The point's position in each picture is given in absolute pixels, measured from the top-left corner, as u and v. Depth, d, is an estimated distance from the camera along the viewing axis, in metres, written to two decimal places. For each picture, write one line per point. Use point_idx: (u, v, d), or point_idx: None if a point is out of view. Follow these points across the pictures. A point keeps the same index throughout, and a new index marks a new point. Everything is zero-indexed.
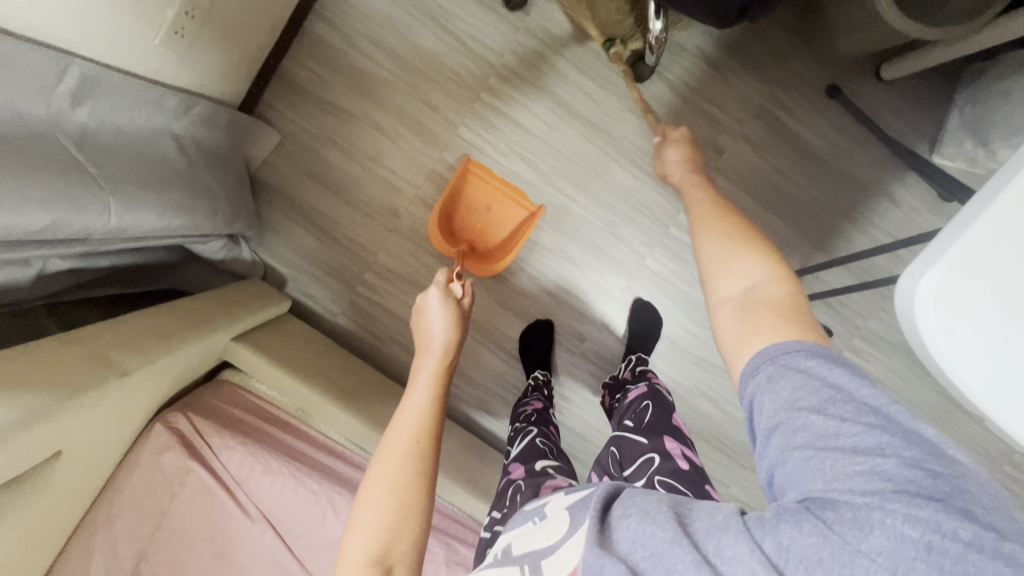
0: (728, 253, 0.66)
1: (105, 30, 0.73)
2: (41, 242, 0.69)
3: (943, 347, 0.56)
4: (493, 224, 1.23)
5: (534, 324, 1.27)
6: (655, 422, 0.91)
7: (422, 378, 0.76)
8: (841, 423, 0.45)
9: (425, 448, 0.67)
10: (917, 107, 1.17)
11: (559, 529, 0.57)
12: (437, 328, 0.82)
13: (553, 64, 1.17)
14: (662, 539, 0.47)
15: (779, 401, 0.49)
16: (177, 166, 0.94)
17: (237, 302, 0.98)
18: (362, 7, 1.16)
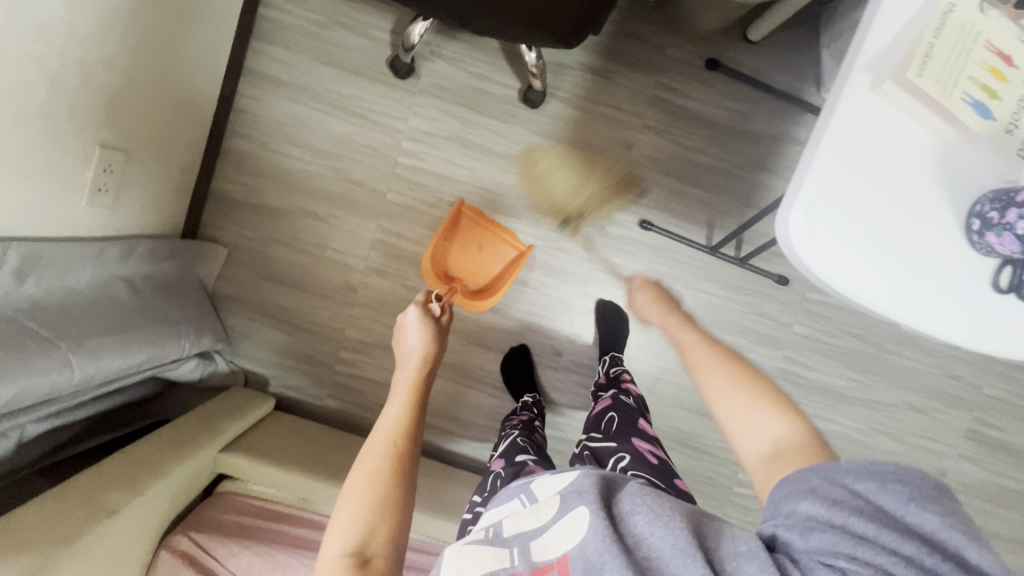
0: (743, 408, 0.67)
1: (27, 207, 0.81)
2: (13, 410, 0.74)
3: (828, 262, 0.60)
4: (485, 263, 1.28)
5: (513, 350, 1.30)
6: (625, 427, 0.93)
7: (403, 385, 0.78)
8: (878, 527, 0.46)
9: (405, 442, 0.69)
10: (793, 56, 1.26)
11: (548, 511, 0.58)
12: (415, 343, 0.86)
13: (455, 114, 1.26)
14: (674, 546, 0.50)
15: (818, 500, 0.49)
16: (133, 306, 1.00)
17: (220, 413, 1.03)
18: (270, 114, 1.25)
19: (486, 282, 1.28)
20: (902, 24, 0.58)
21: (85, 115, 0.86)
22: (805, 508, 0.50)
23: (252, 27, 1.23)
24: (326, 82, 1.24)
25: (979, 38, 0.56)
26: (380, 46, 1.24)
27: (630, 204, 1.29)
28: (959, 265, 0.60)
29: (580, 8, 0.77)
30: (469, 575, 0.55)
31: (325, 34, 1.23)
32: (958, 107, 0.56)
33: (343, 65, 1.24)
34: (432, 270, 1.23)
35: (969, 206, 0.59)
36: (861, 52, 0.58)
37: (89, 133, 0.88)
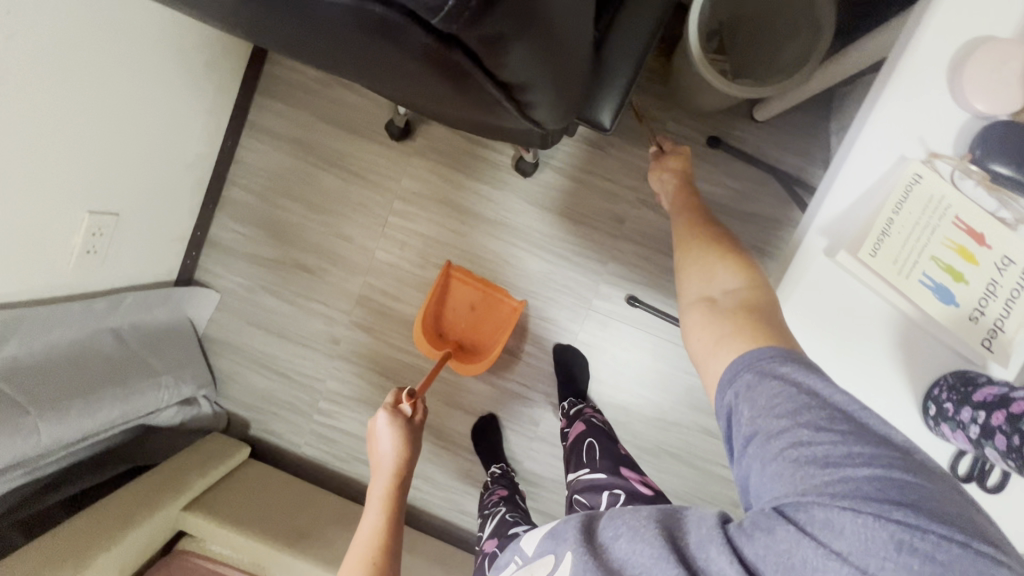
0: (708, 263, 0.58)
1: (10, 276, 0.85)
2: None
3: None
4: (482, 320, 1.27)
5: (480, 422, 1.30)
6: (602, 456, 0.97)
7: (375, 500, 0.78)
8: (816, 431, 0.42)
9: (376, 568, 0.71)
10: (801, 139, 1.20)
11: (539, 573, 0.51)
12: (387, 449, 0.81)
13: (447, 177, 1.26)
14: (650, 555, 0.44)
15: (754, 405, 0.45)
16: (114, 358, 1.04)
17: (185, 469, 1.05)
18: (268, 168, 1.28)
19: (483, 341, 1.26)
20: (865, 189, 0.54)
21: (70, 184, 0.90)
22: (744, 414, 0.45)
23: (257, 82, 1.26)
24: (324, 139, 1.26)
25: (947, 213, 0.52)
26: (378, 106, 1.25)
27: (618, 279, 1.26)
28: (915, 447, 0.56)
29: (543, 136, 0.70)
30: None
31: (326, 92, 1.25)
32: (916, 289, 0.52)
33: (341, 123, 1.26)
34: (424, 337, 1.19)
35: (927, 388, 0.54)
36: (817, 213, 0.55)
37: (76, 201, 0.92)
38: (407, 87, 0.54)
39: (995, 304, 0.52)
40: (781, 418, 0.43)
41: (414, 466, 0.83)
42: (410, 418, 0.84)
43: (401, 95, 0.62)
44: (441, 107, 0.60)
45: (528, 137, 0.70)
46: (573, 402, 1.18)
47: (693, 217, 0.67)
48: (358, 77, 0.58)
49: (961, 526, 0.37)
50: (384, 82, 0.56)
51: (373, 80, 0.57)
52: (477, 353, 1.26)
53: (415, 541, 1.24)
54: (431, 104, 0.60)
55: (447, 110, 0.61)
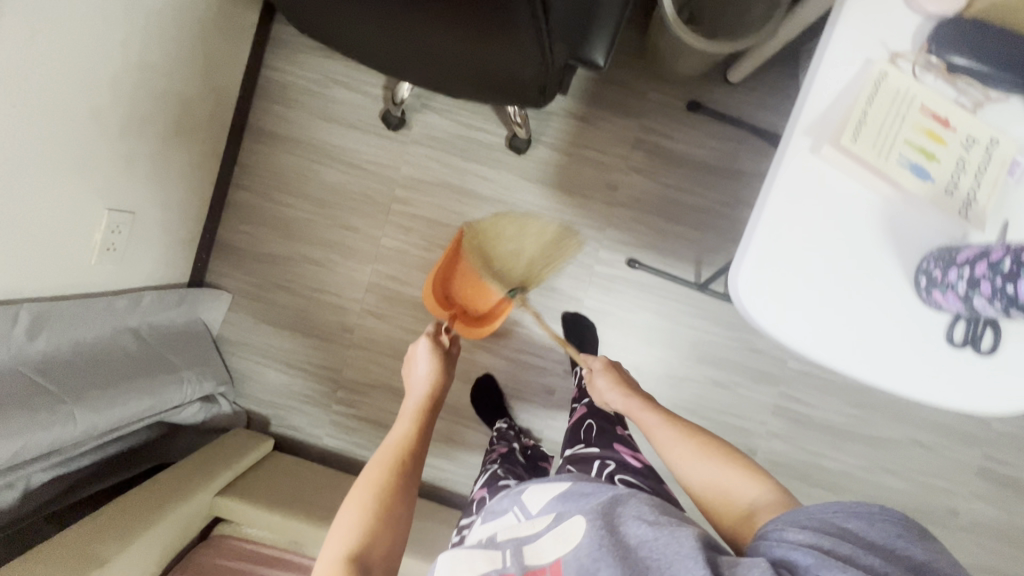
0: (716, 473, 0.72)
1: (37, 270, 0.88)
2: (18, 464, 0.80)
3: (774, 311, 0.61)
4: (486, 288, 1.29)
5: (478, 381, 1.33)
6: (602, 435, 0.97)
7: (407, 414, 0.85)
8: (868, 557, 0.48)
9: (409, 462, 0.75)
10: (774, 96, 1.28)
11: (545, 522, 0.61)
12: (424, 371, 0.92)
13: (445, 161, 1.31)
14: (676, 551, 0.51)
15: (812, 529, 0.51)
16: (137, 355, 1.06)
17: (215, 458, 1.07)
18: (272, 168, 1.32)
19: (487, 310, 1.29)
20: (840, 88, 0.60)
21: (90, 181, 0.93)
22: (798, 534, 0.51)
23: (256, 88, 1.32)
24: (324, 136, 1.32)
25: (913, 102, 0.58)
26: (373, 100, 1.31)
27: (617, 244, 1.31)
28: (913, 319, 0.61)
29: (541, 89, 0.78)
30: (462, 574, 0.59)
31: (322, 92, 1.31)
32: (895, 170, 0.58)
33: (339, 119, 1.31)
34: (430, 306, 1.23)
35: (917, 262, 0.60)
36: (801, 114, 0.60)
37: (96, 198, 0.96)
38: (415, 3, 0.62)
39: (966, 178, 0.58)
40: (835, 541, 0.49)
41: (444, 390, 0.92)
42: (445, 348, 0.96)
43: (410, 36, 0.70)
44: (446, 35, 0.67)
45: (528, 85, 0.76)
46: (581, 374, 1.20)
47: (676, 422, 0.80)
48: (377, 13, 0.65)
49: None
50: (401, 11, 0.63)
51: (384, 11, 0.65)
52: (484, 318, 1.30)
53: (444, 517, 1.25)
54: (436, 32, 0.67)
55: (452, 42, 0.69)
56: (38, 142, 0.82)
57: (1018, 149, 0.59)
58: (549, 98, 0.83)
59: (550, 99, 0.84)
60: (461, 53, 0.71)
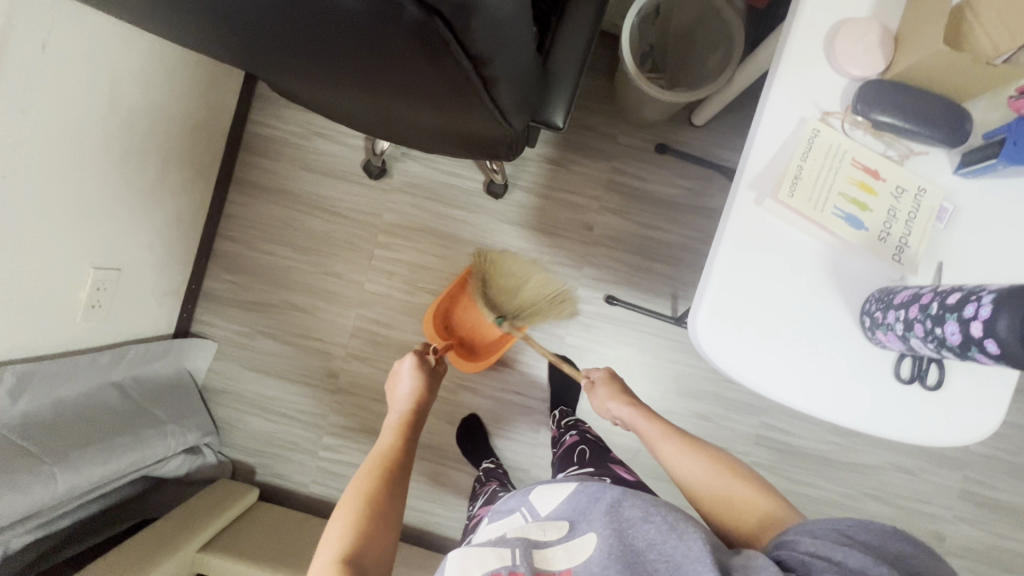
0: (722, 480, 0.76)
1: (23, 331, 0.90)
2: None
3: (732, 357, 0.64)
4: (486, 328, 1.30)
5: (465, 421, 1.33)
6: (594, 457, 1.00)
7: (392, 425, 0.90)
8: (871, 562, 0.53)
9: (395, 472, 0.79)
10: (737, 137, 1.35)
11: (553, 525, 0.63)
12: (407, 384, 0.98)
13: (425, 207, 1.36)
14: (683, 550, 0.56)
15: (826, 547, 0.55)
16: (119, 409, 1.06)
17: (196, 514, 1.05)
18: (257, 218, 1.36)
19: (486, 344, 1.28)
20: (776, 148, 0.65)
21: (77, 242, 0.96)
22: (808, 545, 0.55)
23: (241, 143, 1.36)
24: (307, 187, 1.36)
25: (844, 157, 0.63)
26: (355, 151, 1.36)
27: (595, 282, 1.35)
28: (861, 359, 0.64)
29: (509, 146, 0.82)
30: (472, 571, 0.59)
31: (305, 145, 1.36)
32: (832, 220, 0.62)
33: (323, 170, 1.36)
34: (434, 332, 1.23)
35: (860, 304, 0.64)
36: (741, 172, 0.65)
37: (82, 258, 0.98)
38: (395, 92, 0.65)
39: (898, 225, 0.63)
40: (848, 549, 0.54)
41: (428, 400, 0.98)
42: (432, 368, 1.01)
43: (383, 109, 0.73)
44: (422, 113, 0.70)
45: (495, 146, 0.81)
46: (563, 413, 1.22)
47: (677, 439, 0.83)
48: (350, 94, 0.70)
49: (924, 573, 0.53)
50: (372, 94, 0.67)
51: (361, 92, 0.67)
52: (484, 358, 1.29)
53: (432, 563, 1.24)
54: (412, 111, 0.70)
55: (425, 117, 0.72)
56: (27, 209, 0.85)
57: (945, 196, 0.64)
58: (518, 153, 0.88)
59: (518, 153, 0.89)
60: (431, 123, 0.75)
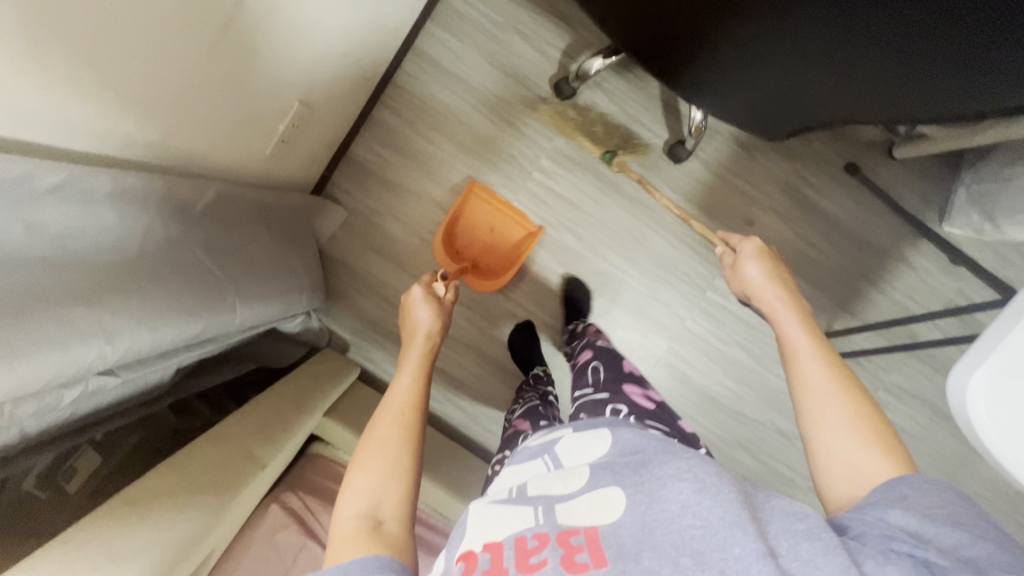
0: (858, 438, 0.58)
1: (230, 145, 0.85)
2: (195, 345, 0.78)
3: (989, 423, 0.65)
4: (498, 241, 1.31)
5: (517, 326, 1.32)
6: (612, 375, 0.97)
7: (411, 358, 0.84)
8: (971, 546, 0.47)
9: (416, 414, 0.74)
10: (927, 184, 1.31)
11: (576, 481, 0.60)
12: (423, 318, 0.92)
13: (596, 145, 1.29)
14: (720, 517, 0.49)
15: (913, 510, 0.50)
16: (274, 255, 1.02)
17: (322, 376, 1.06)
18: (425, 98, 1.27)
19: (498, 262, 1.31)
20: None
21: (298, 71, 0.88)
22: (897, 512, 0.50)
23: (432, 13, 1.25)
24: (486, 83, 1.27)
25: None
26: (548, 62, 1.26)
27: None
28: None
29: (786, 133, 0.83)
30: (496, 534, 0.54)
31: (499, 36, 1.25)
32: None
33: (509, 71, 1.26)
34: (444, 252, 1.25)
35: None
36: None
37: (293, 89, 0.90)
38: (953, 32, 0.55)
39: None
40: (938, 521, 0.49)
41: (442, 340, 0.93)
42: (440, 297, 0.98)
43: (825, 47, 0.61)
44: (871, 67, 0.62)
45: (783, 125, 0.81)
46: None
47: (838, 359, 0.64)
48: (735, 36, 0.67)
49: None
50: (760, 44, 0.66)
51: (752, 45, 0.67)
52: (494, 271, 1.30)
53: None
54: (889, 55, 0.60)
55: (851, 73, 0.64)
56: (265, 36, 0.74)
57: None
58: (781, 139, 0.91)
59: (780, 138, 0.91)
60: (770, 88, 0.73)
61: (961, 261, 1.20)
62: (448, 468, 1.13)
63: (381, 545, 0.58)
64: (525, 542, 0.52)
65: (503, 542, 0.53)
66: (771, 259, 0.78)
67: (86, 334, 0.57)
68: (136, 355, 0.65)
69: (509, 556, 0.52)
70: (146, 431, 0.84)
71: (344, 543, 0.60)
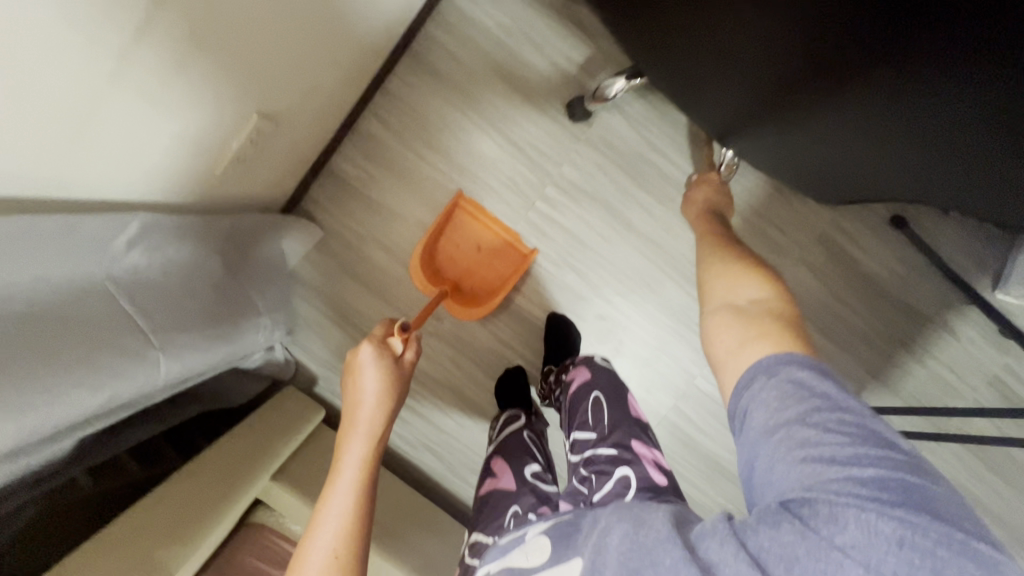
0: (736, 274, 0.70)
1: (168, 165, 0.69)
2: (101, 417, 0.64)
3: None
4: (485, 264, 1.15)
5: (506, 372, 1.17)
6: (619, 426, 0.87)
7: (349, 467, 0.64)
8: (824, 434, 0.46)
9: (350, 555, 0.59)
10: (982, 244, 1.15)
11: (538, 553, 0.58)
12: (370, 389, 0.70)
13: (610, 174, 1.13)
14: (658, 538, 0.49)
15: (769, 409, 0.49)
16: (224, 290, 0.87)
17: (276, 431, 0.92)
18: (419, 109, 1.12)
19: (483, 286, 1.15)
20: None
21: (255, 80, 0.72)
22: (757, 420, 0.50)
23: (434, 12, 1.10)
24: (490, 96, 1.11)
25: None
26: (561, 76, 1.10)
27: None
28: None
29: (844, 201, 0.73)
30: None
31: (508, 43, 1.10)
32: None
33: (517, 84, 1.11)
34: (421, 273, 1.11)
35: None
36: None
37: (251, 100, 0.75)
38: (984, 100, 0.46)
39: None
40: (788, 416, 0.48)
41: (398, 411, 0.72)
42: (398, 356, 0.74)
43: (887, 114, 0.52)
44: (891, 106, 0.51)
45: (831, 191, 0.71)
46: None
47: (733, 249, 0.80)
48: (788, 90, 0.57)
49: (935, 512, 0.41)
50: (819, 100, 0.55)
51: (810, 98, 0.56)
52: (477, 296, 1.15)
53: None
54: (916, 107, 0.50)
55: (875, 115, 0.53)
56: (204, 45, 0.59)
57: None
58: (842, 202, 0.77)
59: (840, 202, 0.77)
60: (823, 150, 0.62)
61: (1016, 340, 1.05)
62: (412, 537, 1.00)
63: None
64: None
65: None
66: (716, 193, 1.03)
67: None
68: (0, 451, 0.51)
69: None
70: (49, 506, 0.68)
71: None
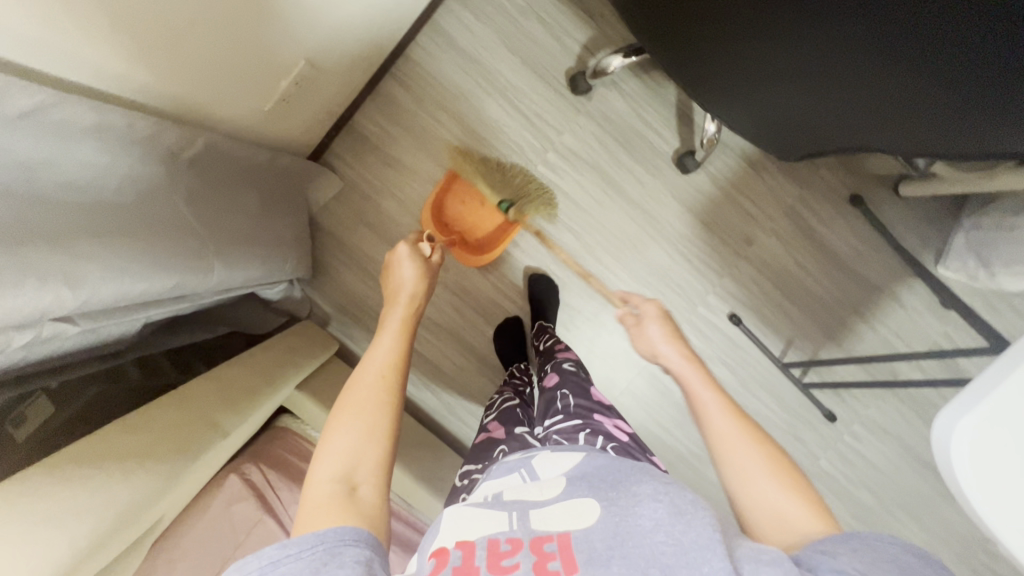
0: (776, 489, 0.62)
1: (224, 89, 0.79)
2: (163, 302, 0.74)
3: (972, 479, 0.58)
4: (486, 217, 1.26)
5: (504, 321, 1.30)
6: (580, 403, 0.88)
7: (393, 322, 0.78)
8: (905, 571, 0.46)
9: (394, 381, 0.68)
10: (926, 224, 1.31)
11: (552, 489, 0.59)
12: (407, 276, 0.88)
13: (605, 145, 1.26)
14: (693, 540, 0.48)
15: (852, 545, 0.49)
16: (263, 219, 0.98)
17: (299, 351, 1.02)
18: (436, 76, 1.23)
19: (486, 236, 1.27)
20: None
21: (309, 29, 0.84)
22: (834, 546, 0.50)
23: None
24: (502, 68, 1.23)
25: None
26: (566, 54, 1.23)
27: (726, 295, 1.32)
28: None
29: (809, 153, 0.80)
30: (469, 533, 0.53)
31: (520, 21, 1.22)
32: None
33: (526, 59, 1.23)
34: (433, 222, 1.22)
35: None
36: None
37: (301, 47, 0.86)
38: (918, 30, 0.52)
39: None
40: (871, 554, 0.48)
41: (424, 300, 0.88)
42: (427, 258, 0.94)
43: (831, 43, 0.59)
44: (843, 71, 0.60)
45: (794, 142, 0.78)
46: None
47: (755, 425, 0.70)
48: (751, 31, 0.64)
49: None
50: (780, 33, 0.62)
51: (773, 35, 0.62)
52: (480, 248, 1.27)
53: None
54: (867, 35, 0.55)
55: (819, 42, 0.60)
56: None
57: None
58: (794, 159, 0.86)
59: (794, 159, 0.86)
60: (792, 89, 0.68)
61: (950, 305, 1.20)
62: (416, 456, 1.11)
63: (355, 513, 0.53)
64: (498, 545, 0.51)
65: (475, 542, 0.51)
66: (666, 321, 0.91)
67: (43, 276, 0.52)
68: (100, 304, 0.61)
69: (481, 555, 0.50)
70: (104, 385, 0.80)
71: (320, 513, 0.53)
